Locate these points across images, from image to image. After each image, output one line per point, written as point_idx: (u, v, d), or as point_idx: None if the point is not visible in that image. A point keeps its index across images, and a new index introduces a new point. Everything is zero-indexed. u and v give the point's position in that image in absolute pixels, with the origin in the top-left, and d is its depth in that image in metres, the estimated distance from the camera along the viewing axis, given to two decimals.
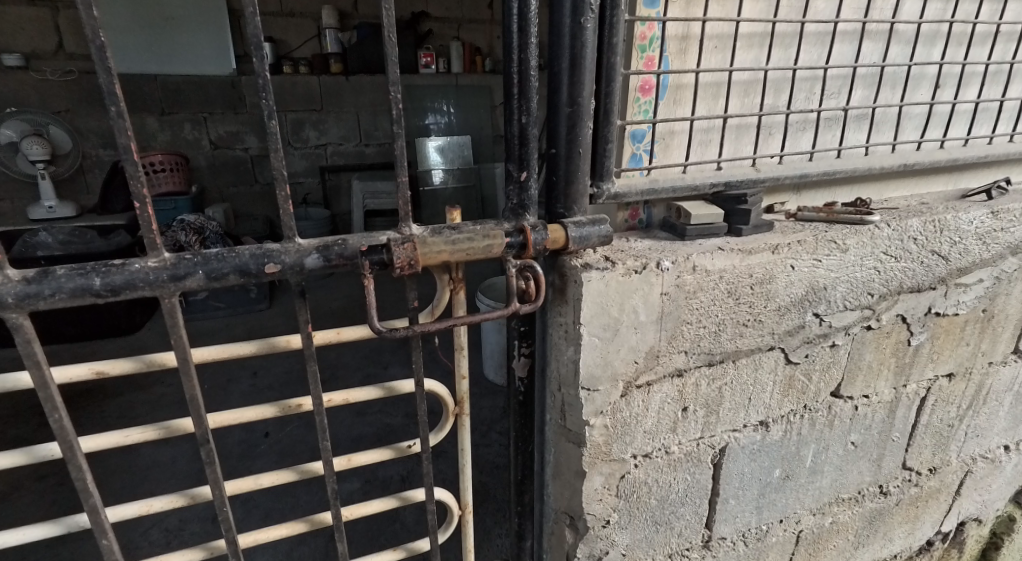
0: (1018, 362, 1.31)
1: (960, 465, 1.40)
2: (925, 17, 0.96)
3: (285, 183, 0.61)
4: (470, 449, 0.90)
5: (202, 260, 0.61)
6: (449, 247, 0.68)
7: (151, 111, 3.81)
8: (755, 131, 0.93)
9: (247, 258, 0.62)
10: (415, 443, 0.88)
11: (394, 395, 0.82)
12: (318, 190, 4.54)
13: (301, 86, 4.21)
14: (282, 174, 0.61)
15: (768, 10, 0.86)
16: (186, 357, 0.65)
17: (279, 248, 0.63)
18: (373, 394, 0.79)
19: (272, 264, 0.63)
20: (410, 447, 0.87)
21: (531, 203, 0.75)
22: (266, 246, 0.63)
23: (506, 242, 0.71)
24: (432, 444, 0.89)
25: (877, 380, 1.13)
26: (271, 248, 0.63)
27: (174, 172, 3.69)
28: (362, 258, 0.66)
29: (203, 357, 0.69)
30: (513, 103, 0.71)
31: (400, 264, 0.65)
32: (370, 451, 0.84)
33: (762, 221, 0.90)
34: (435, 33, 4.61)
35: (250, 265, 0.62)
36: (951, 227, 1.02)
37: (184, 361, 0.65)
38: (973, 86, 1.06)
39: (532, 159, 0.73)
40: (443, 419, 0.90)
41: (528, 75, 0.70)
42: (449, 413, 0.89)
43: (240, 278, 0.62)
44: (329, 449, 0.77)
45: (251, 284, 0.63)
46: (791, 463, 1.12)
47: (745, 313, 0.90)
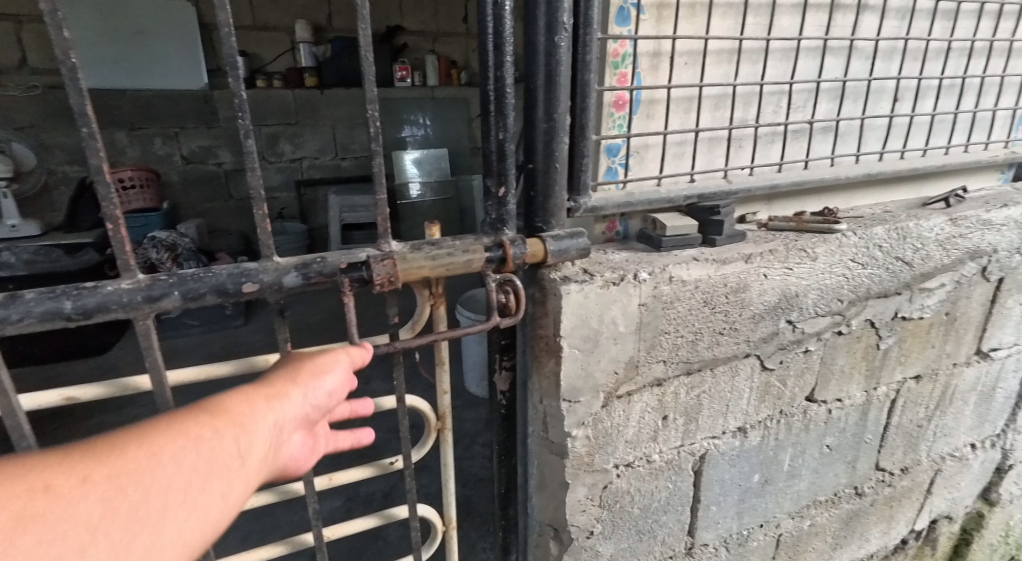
0: (982, 362, 1.36)
1: (930, 464, 1.44)
2: (882, 34, 1.01)
3: (263, 202, 0.61)
4: (453, 464, 0.90)
5: (178, 281, 0.60)
6: (430, 263, 0.69)
7: (121, 125, 3.76)
8: (726, 144, 0.95)
9: (224, 277, 0.61)
10: (397, 460, 0.87)
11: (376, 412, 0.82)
12: (294, 204, 4.50)
13: (275, 100, 4.19)
14: (259, 193, 0.60)
15: (735, 27, 0.88)
16: (161, 379, 0.64)
17: (258, 266, 0.63)
18: None
19: (250, 283, 0.62)
20: (392, 464, 0.87)
21: (510, 217, 0.76)
22: (244, 265, 0.63)
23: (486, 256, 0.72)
24: (414, 460, 0.89)
25: (850, 384, 1.16)
26: (249, 267, 0.62)
27: (146, 188, 3.62)
28: (342, 275, 0.65)
29: (180, 379, 0.68)
30: (490, 120, 0.72)
31: (381, 281, 0.65)
32: (353, 470, 0.83)
33: (735, 231, 0.93)
34: (410, 47, 4.63)
35: (227, 285, 0.61)
36: (914, 234, 1.06)
37: (160, 383, 0.64)
38: (930, 98, 1.12)
39: (510, 174, 0.74)
40: (425, 435, 0.89)
41: (505, 93, 0.71)
42: (432, 428, 0.89)
43: (218, 298, 0.61)
44: (310, 469, 0.76)
45: (229, 304, 0.62)
46: (770, 467, 1.14)
47: (721, 321, 0.92)
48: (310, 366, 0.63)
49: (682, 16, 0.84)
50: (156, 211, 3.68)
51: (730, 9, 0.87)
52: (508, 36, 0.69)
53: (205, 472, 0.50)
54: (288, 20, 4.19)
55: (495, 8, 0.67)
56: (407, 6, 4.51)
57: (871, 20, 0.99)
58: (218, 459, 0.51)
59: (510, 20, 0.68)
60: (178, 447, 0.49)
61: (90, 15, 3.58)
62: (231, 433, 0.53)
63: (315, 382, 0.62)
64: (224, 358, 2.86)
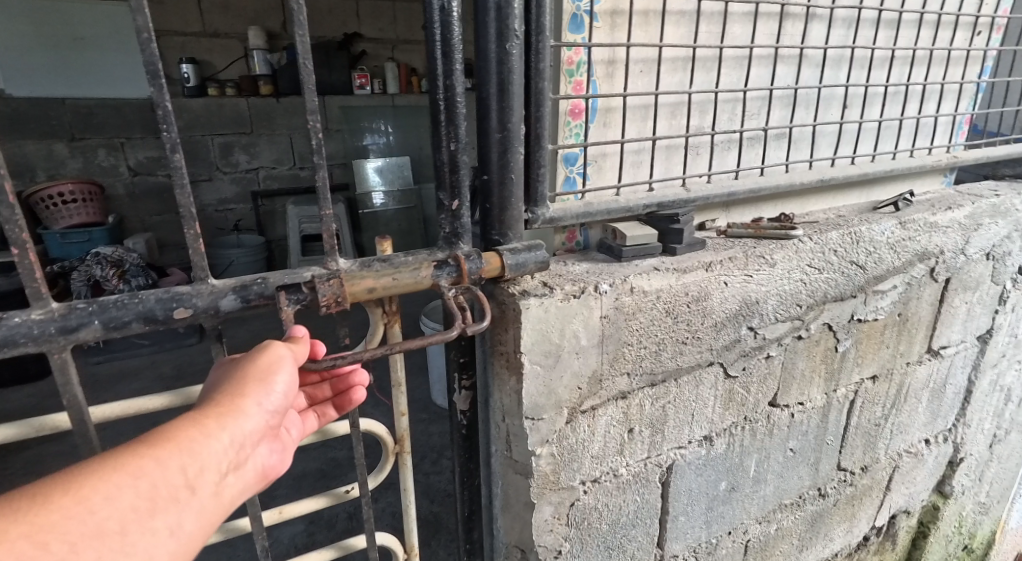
0: (933, 360, 1.40)
1: (888, 462, 1.47)
2: (830, 42, 1.03)
3: (194, 220, 0.56)
4: (413, 489, 0.86)
5: (98, 309, 0.55)
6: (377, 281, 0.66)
7: (60, 136, 3.57)
8: (683, 151, 0.95)
9: (152, 303, 0.56)
10: (353, 487, 0.83)
11: (328, 439, 0.77)
12: (251, 215, 4.37)
13: (228, 108, 4.06)
14: (190, 211, 0.56)
15: (688, 35, 0.88)
16: (82, 416, 0.58)
17: (190, 290, 0.58)
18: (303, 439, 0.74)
19: (181, 309, 0.57)
20: (347, 492, 0.82)
21: (465, 231, 0.73)
22: (174, 289, 0.58)
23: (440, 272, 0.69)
24: (371, 487, 0.84)
25: (811, 387, 1.17)
26: (180, 291, 0.58)
27: (88, 203, 3.45)
28: (283, 297, 0.61)
29: (106, 414, 0.62)
30: (441, 131, 0.69)
31: (327, 302, 0.62)
32: (305, 501, 0.78)
33: (694, 239, 0.92)
34: (369, 54, 4.56)
35: (155, 312, 0.56)
36: (866, 238, 1.08)
37: (82, 421, 0.58)
38: (876, 105, 1.15)
39: (464, 187, 0.71)
40: (382, 459, 0.85)
41: (456, 103, 0.68)
42: (389, 452, 0.84)
43: (144, 326, 0.56)
44: (257, 505, 0.71)
45: (158, 332, 0.57)
46: (735, 474, 1.14)
47: (684, 331, 0.90)
48: (263, 370, 0.56)
49: (636, 23, 0.83)
50: (99, 226, 3.51)
51: (683, 16, 0.87)
52: (457, 44, 0.66)
53: (158, 501, 0.45)
54: (240, 26, 4.07)
55: (443, 14, 0.64)
56: (364, 13, 4.44)
57: (820, 29, 1.01)
58: (169, 485, 0.46)
59: (460, 27, 0.65)
60: (120, 481, 0.43)
61: (22, 20, 3.39)
62: (178, 458, 0.47)
63: (271, 389, 0.55)
64: (175, 378, 2.73)
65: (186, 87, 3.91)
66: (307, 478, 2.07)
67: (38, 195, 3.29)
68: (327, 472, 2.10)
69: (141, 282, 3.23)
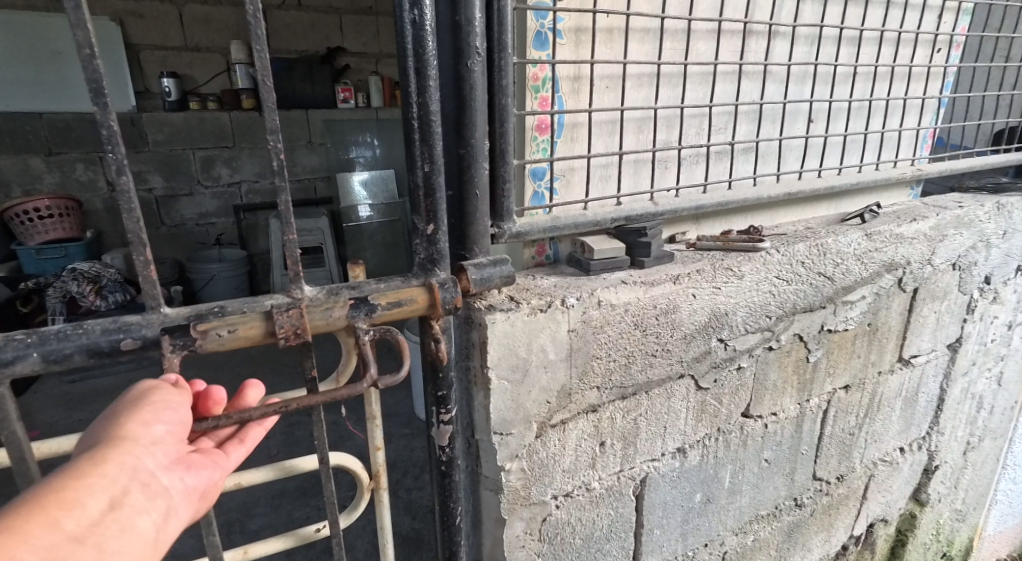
0: (904, 369, 1.42)
1: (863, 470, 1.48)
2: (793, 59, 1.06)
3: (144, 246, 0.56)
4: (388, 526, 0.85)
5: (39, 341, 0.54)
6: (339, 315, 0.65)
7: (37, 151, 3.53)
8: (651, 165, 0.96)
9: (97, 335, 0.55)
10: (324, 526, 0.82)
11: (293, 474, 0.76)
12: (232, 229, 4.34)
13: (210, 121, 4.01)
14: (140, 238, 0.55)
15: (653, 52, 0.90)
16: (24, 456, 0.57)
17: (141, 320, 0.57)
18: (266, 474, 0.73)
19: (129, 339, 0.56)
20: (317, 530, 0.81)
21: (442, 256, 0.71)
22: (123, 319, 0.57)
23: (415, 294, 0.69)
24: (343, 526, 0.83)
25: (783, 397, 1.18)
26: (129, 321, 0.57)
27: (65, 218, 3.40)
28: (243, 326, 0.60)
29: (49, 451, 0.64)
30: (416, 151, 0.69)
31: (286, 334, 0.62)
32: (271, 539, 0.77)
33: (663, 252, 0.93)
34: (352, 68, 4.58)
35: (101, 343, 0.56)
36: (833, 249, 1.10)
37: (21, 459, 0.57)
38: (840, 119, 1.18)
39: (439, 210, 0.70)
40: (357, 496, 0.84)
41: (431, 123, 0.68)
42: (364, 488, 0.83)
43: (90, 358, 0.56)
44: (216, 540, 0.70)
45: (105, 362, 0.57)
46: (710, 486, 1.14)
47: (653, 343, 0.91)
48: (136, 406, 0.54)
49: (601, 41, 0.84)
50: (75, 241, 3.45)
51: (648, 34, 0.88)
52: (431, 65, 0.66)
53: None
54: (221, 40, 4.07)
55: (416, 34, 0.64)
56: (347, 27, 4.47)
57: (782, 46, 1.04)
58: (58, 538, 0.44)
59: (432, 40, 0.65)
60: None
61: (0, 35, 3.38)
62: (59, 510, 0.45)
63: (152, 420, 0.53)
64: None
65: (166, 101, 3.88)
66: (284, 497, 2.04)
67: (13, 210, 3.25)
68: (305, 490, 2.07)
69: (118, 298, 3.19)
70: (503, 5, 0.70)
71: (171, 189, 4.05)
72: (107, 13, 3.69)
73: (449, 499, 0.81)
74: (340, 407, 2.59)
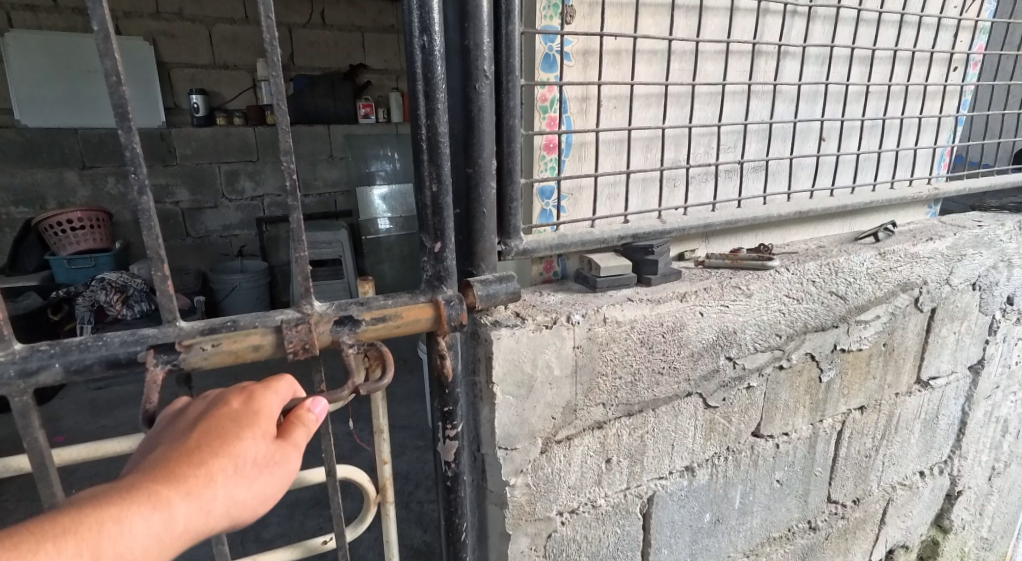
0: (923, 391, 1.39)
1: (881, 494, 1.45)
2: (802, 79, 1.06)
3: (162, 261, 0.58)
4: (395, 540, 0.85)
5: (60, 351, 0.57)
6: (348, 331, 0.67)
7: (71, 164, 3.65)
8: (659, 184, 0.97)
9: (117, 347, 0.58)
10: (330, 539, 0.83)
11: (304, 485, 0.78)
12: (255, 241, 4.44)
13: (235, 137, 4.14)
14: (158, 254, 0.58)
15: (660, 73, 0.91)
16: (45, 460, 0.59)
17: (158, 332, 0.60)
18: None
19: (144, 351, 0.59)
20: (323, 543, 0.82)
21: (449, 274, 0.73)
22: (140, 332, 0.60)
23: (423, 310, 0.71)
24: (349, 539, 0.84)
25: (795, 417, 1.17)
26: (145, 334, 0.60)
27: (95, 229, 3.52)
28: (252, 341, 0.62)
29: (68, 457, 0.66)
30: (424, 170, 0.70)
31: (294, 348, 0.64)
32: (277, 550, 0.78)
33: (670, 270, 0.93)
34: (374, 84, 4.68)
35: (119, 354, 0.58)
36: (845, 268, 1.10)
37: (42, 464, 0.59)
38: (853, 137, 1.18)
39: (447, 229, 0.72)
40: (364, 510, 0.85)
41: (439, 145, 0.70)
42: (370, 502, 0.84)
43: (108, 368, 0.58)
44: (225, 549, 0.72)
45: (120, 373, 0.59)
46: (720, 506, 1.13)
47: (660, 361, 0.91)
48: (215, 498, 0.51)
49: (608, 62, 0.86)
50: (104, 252, 3.56)
51: (655, 55, 0.90)
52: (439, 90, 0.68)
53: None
54: (249, 58, 4.20)
55: (423, 61, 0.67)
56: (369, 45, 4.59)
57: (792, 65, 1.04)
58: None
59: (441, 66, 0.67)
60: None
61: (38, 54, 3.53)
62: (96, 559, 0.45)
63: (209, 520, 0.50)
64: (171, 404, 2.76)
65: (195, 117, 4.04)
66: (298, 506, 2.06)
67: (46, 222, 3.35)
68: (318, 501, 2.10)
69: (144, 307, 3.28)
70: (511, 30, 0.72)
71: (197, 202, 4.17)
72: (140, 33, 3.85)
73: (456, 515, 0.81)
74: (356, 418, 2.62)
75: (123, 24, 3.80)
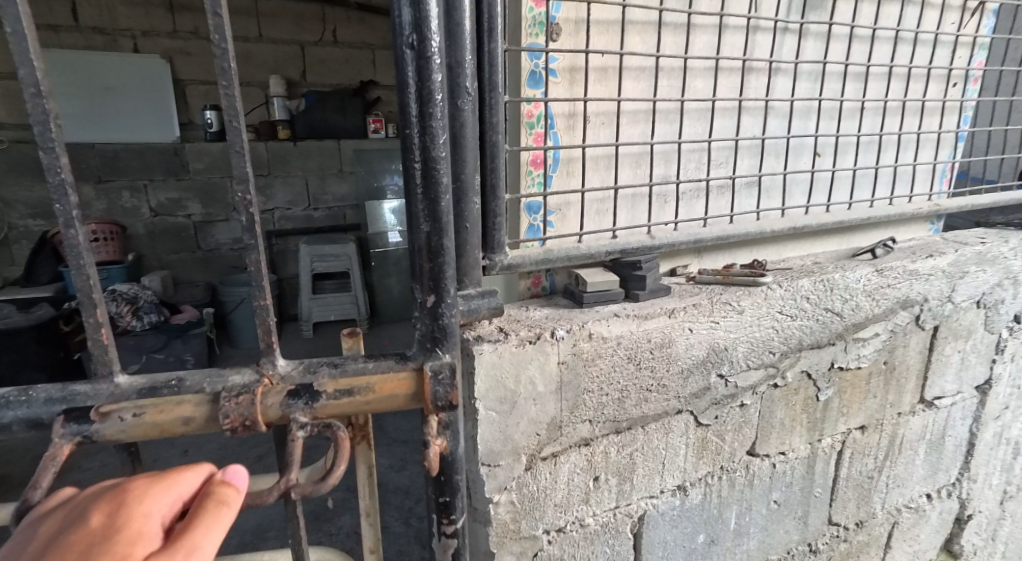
0: (927, 411, 1.36)
1: (885, 517, 1.41)
2: (795, 95, 1.06)
3: (91, 309, 0.60)
4: None
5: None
6: (304, 406, 0.66)
7: (87, 179, 3.81)
8: (649, 200, 0.96)
9: (39, 406, 0.61)
10: None
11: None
12: (264, 254, 4.49)
13: (245, 152, 4.21)
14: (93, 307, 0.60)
15: (649, 89, 0.91)
16: None
17: (86, 390, 0.62)
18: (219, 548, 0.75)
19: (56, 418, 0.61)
20: None
21: (444, 332, 0.71)
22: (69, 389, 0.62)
23: (402, 384, 0.69)
24: None
25: (792, 436, 1.15)
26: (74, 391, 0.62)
27: (110, 242, 3.60)
28: (181, 412, 0.63)
29: None
30: (420, 221, 0.69)
31: (233, 424, 0.63)
32: None
33: (658, 285, 0.93)
34: (383, 100, 4.74)
35: (42, 415, 0.61)
36: (840, 285, 1.08)
37: None
38: (849, 153, 1.17)
39: (443, 282, 0.70)
40: None
41: (439, 199, 0.68)
42: None
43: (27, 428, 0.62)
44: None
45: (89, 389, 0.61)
46: (715, 526, 1.11)
47: (648, 378, 0.90)
48: None
49: (594, 79, 0.86)
50: (117, 265, 3.63)
51: (643, 72, 0.90)
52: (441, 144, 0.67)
53: None
54: (261, 75, 4.29)
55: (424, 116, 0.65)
56: (380, 62, 4.67)
57: (784, 81, 1.04)
58: None
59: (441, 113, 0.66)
60: None
61: (57, 72, 3.64)
62: None
63: None
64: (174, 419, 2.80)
65: (207, 132, 4.08)
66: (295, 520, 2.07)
67: (64, 234, 3.46)
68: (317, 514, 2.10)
69: (153, 319, 3.32)
70: (493, 48, 0.73)
71: (208, 215, 4.20)
72: (157, 51, 3.93)
73: None
74: None
75: (142, 43, 3.88)
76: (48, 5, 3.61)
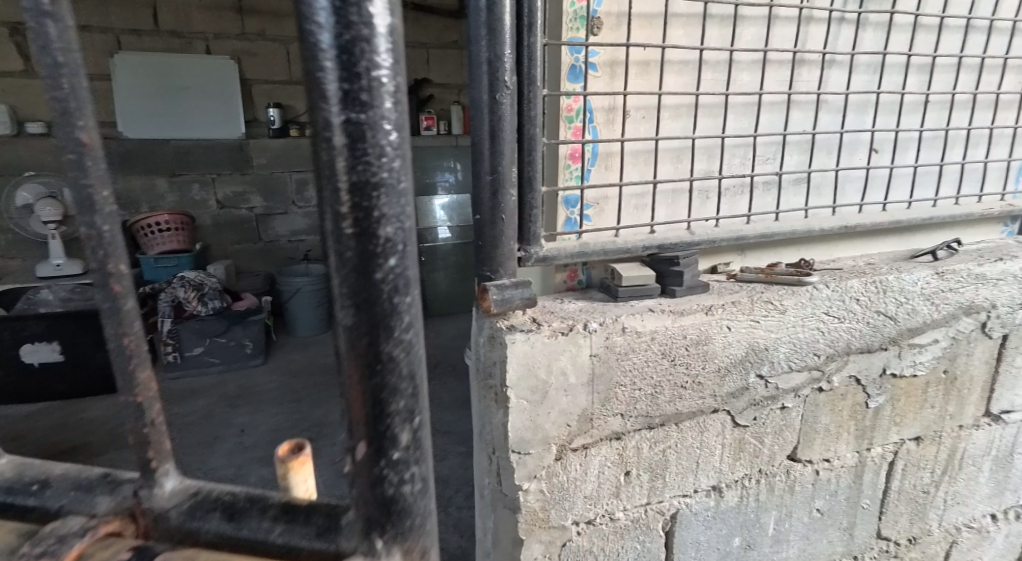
0: (992, 425, 1.28)
1: (943, 535, 1.34)
2: (851, 88, 1.01)
3: None
4: None
5: None
6: None
7: (161, 173, 4.09)
8: (689, 195, 0.95)
9: None
10: None
11: None
12: (320, 246, 4.66)
13: (305, 148, 4.37)
14: None
15: (692, 83, 0.90)
16: None
17: None
18: None
19: None
20: None
21: (394, 510, 0.40)
22: None
23: None
24: None
25: (838, 443, 1.11)
26: None
27: (178, 231, 3.81)
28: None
29: None
30: (341, 315, 0.37)
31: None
32: None
33: (697, 282, 0.91)
34: (435, 98, 4.84)
35: None
36: (895, 287, 1.03)
37: None
38: (911, 150, 1.11)
39: (388, 425, 0.39)
40: None
41: (382, 272, 0.37)
42: None
43: None
44: None
45: None
46: (751, 531, 1.08)
47: (683, 375, 0.89)
48: None
49: (635, 73, 0.86)
50: (185, 253, 3.82)
51: (686, 66, 0.89)
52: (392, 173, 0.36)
53: None
54: (321, 74, 4.46)
55: (361, 118, 0.34)
56: (433, 61, 4.75)
57: (839, 74, 1.00)
58: None
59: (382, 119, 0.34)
60: None
61: (139, 73, 3.93)
62: None
63: None
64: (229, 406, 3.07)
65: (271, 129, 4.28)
66: None
67: (139, 223, 3.71)
68: None
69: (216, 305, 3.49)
70: (532, 43, 0.74)
71: (269, 209, 4.43)
72: (227, 52, 4.16)
73: None
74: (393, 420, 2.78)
75: (213, 45, 4.12)
76: (133, 11, 3.88)
